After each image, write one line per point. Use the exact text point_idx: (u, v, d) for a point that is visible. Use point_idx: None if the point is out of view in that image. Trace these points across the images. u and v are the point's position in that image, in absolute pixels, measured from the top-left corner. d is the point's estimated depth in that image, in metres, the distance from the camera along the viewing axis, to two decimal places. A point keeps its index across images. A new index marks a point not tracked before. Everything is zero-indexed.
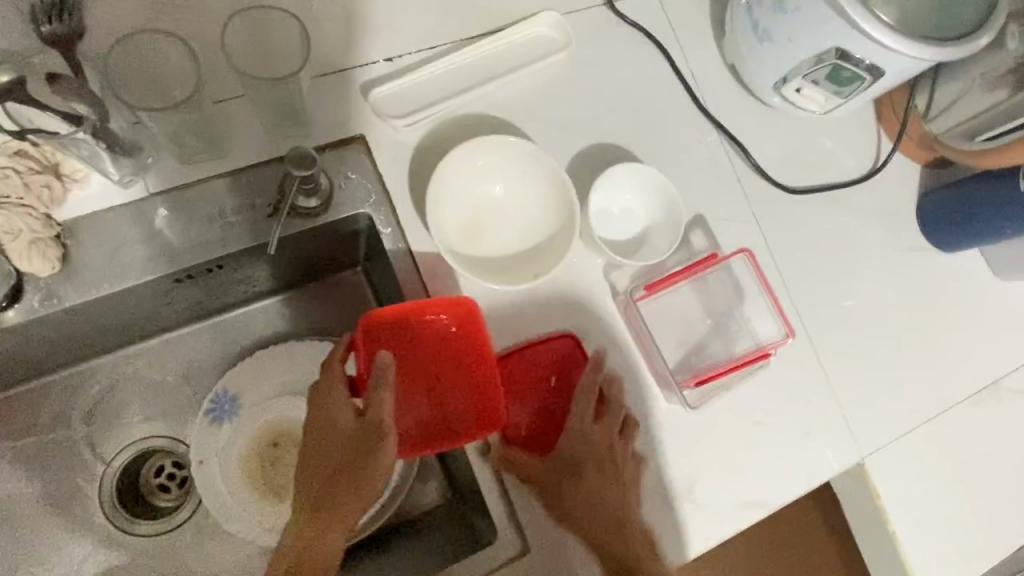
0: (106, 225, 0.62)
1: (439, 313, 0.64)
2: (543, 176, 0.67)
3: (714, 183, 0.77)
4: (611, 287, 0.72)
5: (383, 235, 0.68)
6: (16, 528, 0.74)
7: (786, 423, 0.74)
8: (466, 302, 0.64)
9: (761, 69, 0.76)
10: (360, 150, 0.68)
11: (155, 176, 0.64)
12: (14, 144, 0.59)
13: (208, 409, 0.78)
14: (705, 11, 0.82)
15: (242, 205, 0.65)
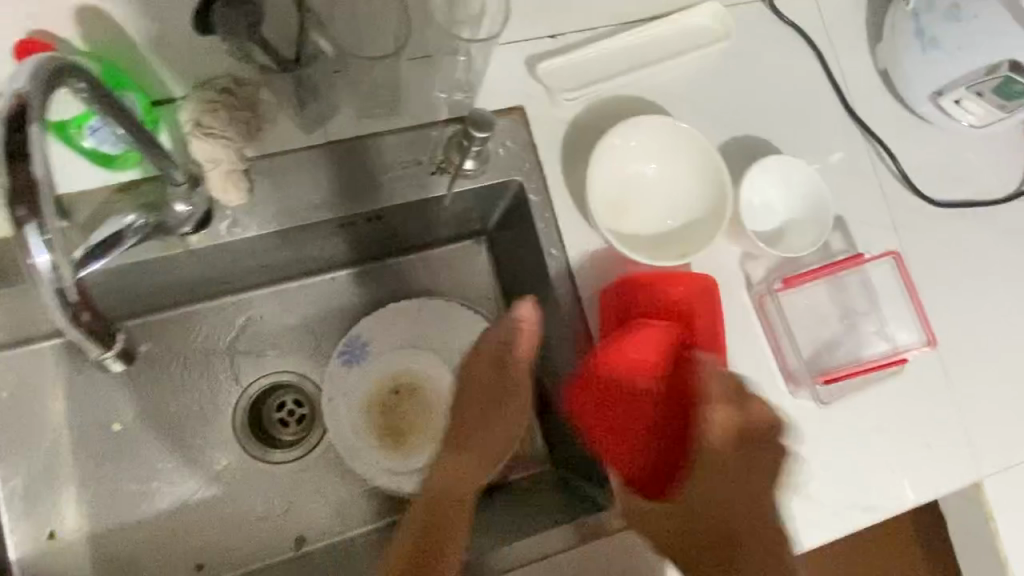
0: (288, 165, 0.66)
1: (681, 285, 0.70)
2: (697, 160, 0.69)
3: (855, 187, 0.77)
4: (746, 277, 0.73)
5: (532, 204, 0.71)
6: (159, 441, 0.79)
7: (909, 433, 0.74)
8: (706, 281, 0.70)
9: (919, 77, 0.75)
10: (519, 120, 0.71)
11: (334, 125, 0.68)
12: (223, 81, 0.63)
13: (341, 352, 0.83)
14: (863, 15, 0.81)
15: (409, 161, 0.69)
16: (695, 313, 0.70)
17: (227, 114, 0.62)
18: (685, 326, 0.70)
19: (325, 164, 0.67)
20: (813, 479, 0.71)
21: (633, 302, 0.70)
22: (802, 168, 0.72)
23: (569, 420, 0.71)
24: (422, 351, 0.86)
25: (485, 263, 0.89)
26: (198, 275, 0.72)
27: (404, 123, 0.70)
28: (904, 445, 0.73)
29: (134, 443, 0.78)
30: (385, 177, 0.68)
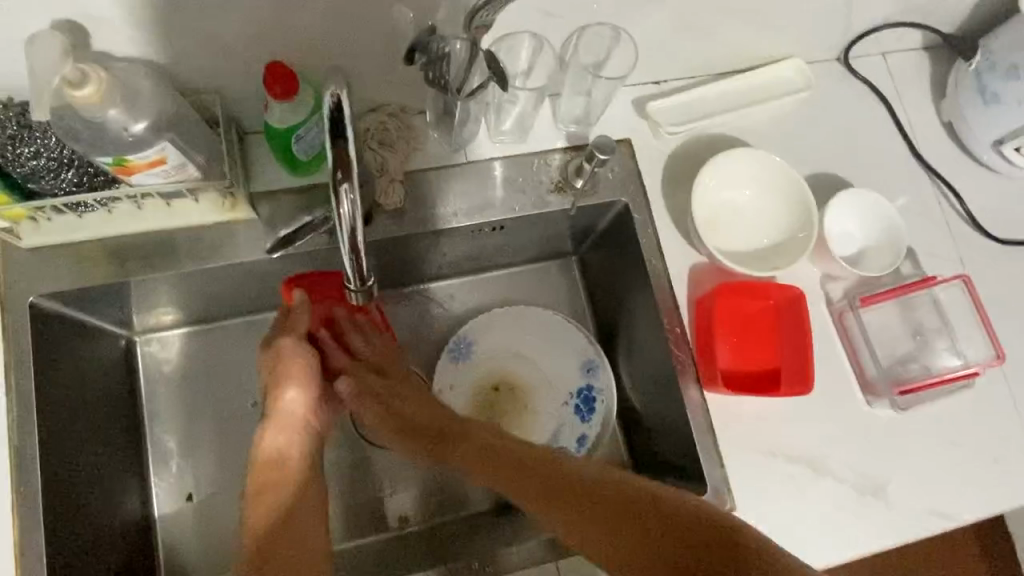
0: (432, 179, 0.78)
1: (771, 294, 0.78)
2: (786, 188, 0.79)
3: (923, 223, 0.86)
4: (826, 295, 0.81)
5: (637, 222, 0.81)
6: None
7: (981, 447, 0.79)
8: (796, 293, 0.78)
9: (983, 128, 0.85)
10: (627, 150, 0.83)
11: (473, 149, 0.81)
12: (392, 107, 0.77)
13: (450, 349, 0.93)
14: (927, 74, 0.92)
15: (533, 178, 0.81)
16: (778, 318, 0.79)
17: (394, 131, 0.75)
18: (769, 331, 0.79)
19: (464, 177, 0.79)
20: (891, 483, 0.77)
21: (726, 307, 0.78)
22: (877, 200, 0.81)
23: (527, 454, 0.72)
24: (521, 357, 0.95)
25: (576, 279, 1.01)
26: None
27: (529, 149, 0.82)
28: (976, 458, 0.79)
29: (259, 427, 0.86)
30: (513, 191, 0.80)
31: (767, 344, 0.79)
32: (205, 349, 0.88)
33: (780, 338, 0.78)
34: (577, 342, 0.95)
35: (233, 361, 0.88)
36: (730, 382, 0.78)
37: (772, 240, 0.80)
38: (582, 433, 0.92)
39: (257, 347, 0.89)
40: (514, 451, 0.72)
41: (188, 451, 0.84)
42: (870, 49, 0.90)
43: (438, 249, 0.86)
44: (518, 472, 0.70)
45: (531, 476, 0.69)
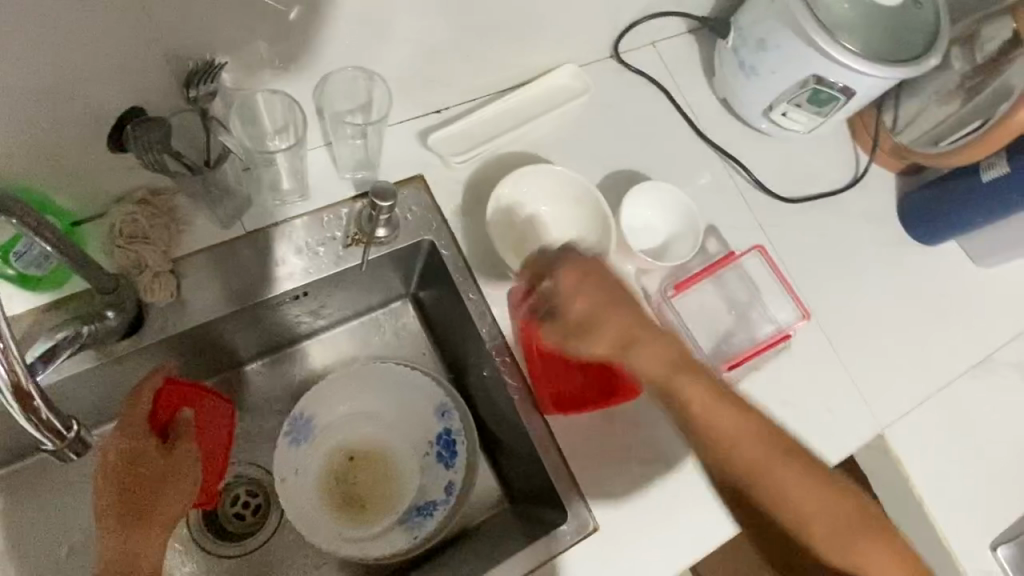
0: (205, 264, 0.71)
1: None
2: (580, 198, 0.81)
3: (720, 198, 0.90)
4: (645, 291, 0.82)
5: (444, 257, 0.79)
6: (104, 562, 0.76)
7: (812, 401, 0.83)
8: None
9: (751, 99, 0.89)
10: (420, 186, 0.79)
11: (250, 217, 0.74)
12: (139, 193, 0.69)
13: (286, 432, 0.85)
14: (697, 56, 0.96)
15: (326, 237, 0.75)
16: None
17: (147, 221, 0.68)
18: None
19: (248, 252, 0.73)
20: None
21: None
22: (672, 190, 0.83)
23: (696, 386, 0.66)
24: (372, 417, 0.89)
25: (416, 323, 0.93)
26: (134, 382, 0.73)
27: (315, 206, 0.76)
28: (811, 413, 0.82)
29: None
30: (306, 254, 0.74)
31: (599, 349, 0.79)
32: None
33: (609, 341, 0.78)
34: (424, 389, 0.89)
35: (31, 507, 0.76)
36: (580, 395, 0.77)
37: (578, 249, 0.81)
38: (449, 479, 0.86)
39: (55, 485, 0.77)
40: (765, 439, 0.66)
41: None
42: (638, 42, 0.93)
43: (243, 331, 0.79)
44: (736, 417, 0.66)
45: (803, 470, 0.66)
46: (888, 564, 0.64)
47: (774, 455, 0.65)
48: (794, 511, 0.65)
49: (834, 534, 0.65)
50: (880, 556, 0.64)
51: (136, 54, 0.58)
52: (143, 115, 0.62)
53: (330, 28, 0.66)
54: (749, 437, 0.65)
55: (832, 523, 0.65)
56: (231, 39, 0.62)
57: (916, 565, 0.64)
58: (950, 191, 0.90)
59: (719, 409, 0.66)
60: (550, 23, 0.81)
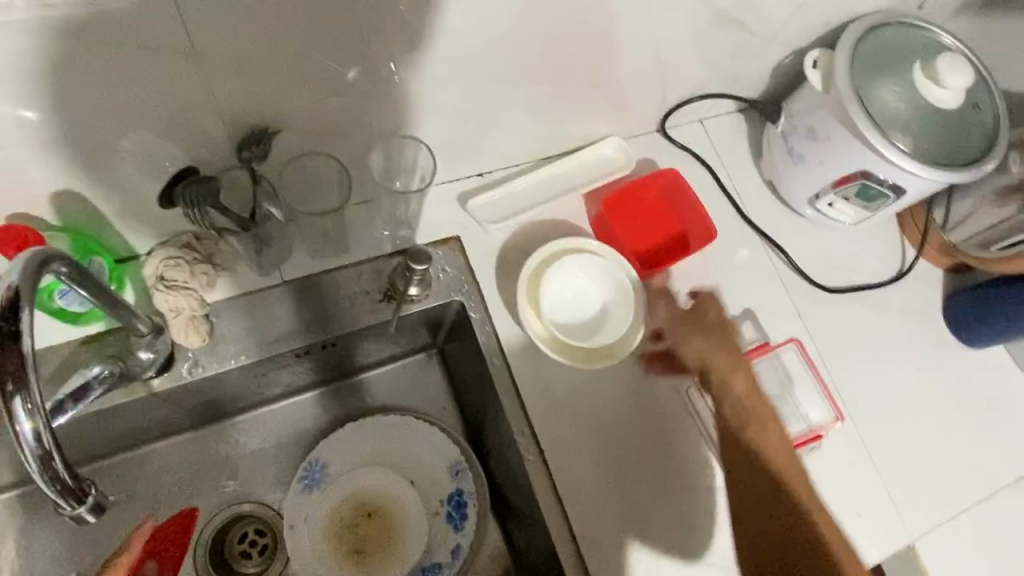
0: (239, 308, 0.73)
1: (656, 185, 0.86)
2: (605, 271, 0.81)
3: (758, 281, 0.88)
4: (671, 370, 0.82)
5: (472, 319, 0.79)
6: None
7: (837, 503, 0.80)
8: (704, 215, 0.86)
9: (797, 186, 0.88)
10: (455, 248, 0.80)
11: (290, 268, 0.76)
12: (184, 237, 0.70)
13: (301, 477, 0.85)
14: (745, 137, 0.95)
15: (360, 291, 0.76)
16: (689, 215, 0.87)
17: (188, 266, 0.69)
18: (626, 420, 0.79)
19: (283, 300, 0.74)
20: None
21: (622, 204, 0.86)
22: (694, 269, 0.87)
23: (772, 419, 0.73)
24: (388, 469, 0.88)
25: (441, 377, 0.93)
26: (158, 412, 0.76)
27: (352, 258, 0.78)
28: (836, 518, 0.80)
29: None
30: (338, 308, 0.75)
31: (635, 432, 0.79)
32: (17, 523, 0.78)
33: (647, 426, 0.79)
34: (441, 447, 0.88)
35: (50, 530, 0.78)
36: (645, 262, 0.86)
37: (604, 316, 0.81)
38: (456, 543, 0.85)
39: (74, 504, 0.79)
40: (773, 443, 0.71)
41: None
42: (686, 118, 0.93)
43: (271, 373, 0.81)
44: (759, 432, 0.71)
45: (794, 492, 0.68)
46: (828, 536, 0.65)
47: (762, 433, 0.72)
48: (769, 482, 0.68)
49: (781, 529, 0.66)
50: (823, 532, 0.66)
51: (194, 112, 0.60)
52: (195, 176, 0.64)
53: (381, 95, 0.68)
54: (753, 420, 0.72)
55: (787, 518, 0.66)
56: (286, 104, 0.64)
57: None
58: (997, 297, 0.88)
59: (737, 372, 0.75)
60: (598, 98, 0.82)
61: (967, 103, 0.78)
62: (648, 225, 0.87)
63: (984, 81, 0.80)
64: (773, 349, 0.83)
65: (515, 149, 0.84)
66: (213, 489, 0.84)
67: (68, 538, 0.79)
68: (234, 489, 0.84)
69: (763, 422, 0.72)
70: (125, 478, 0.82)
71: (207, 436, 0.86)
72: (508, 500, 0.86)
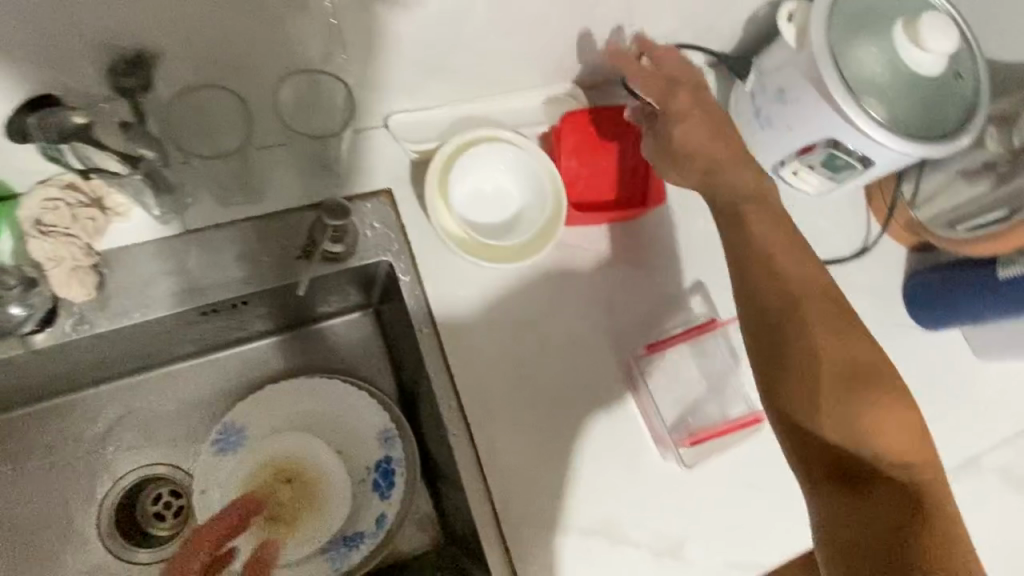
0: (135, 259, 0.66)
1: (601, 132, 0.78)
2: (528, 172, 0.74)
3: (712, 250, 0.82)
4: (615, 343, 0.77)
5: (401, 281, 0.72)
6: (3, 551, 0.73)
7: (778, 486, 0.77)
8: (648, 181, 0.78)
9: (761, 151, 0.82)
10: (385, 201, 0.73)
11: (192, 215, 0.69)
12: (66, 178, 0.63)
13: (214, 440, 0.79)
14: (712, 93, 0.88)
15: (274, 247, 0.69)
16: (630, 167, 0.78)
17: (69, 211, 0.62)
18: (550, 420, 0.73)
19: (185, 252, 0.67)
20: (690, 539, 0.73)
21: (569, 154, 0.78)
22: (646, 235, 0.81)
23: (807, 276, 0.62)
24: (311, 435, 0.82)
25: (372, 337, 0.87)
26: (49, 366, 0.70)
27: (267, 208, 0.70)
28: (775, 500, 0.76)
29: None
30: (250, 263, 0.68)
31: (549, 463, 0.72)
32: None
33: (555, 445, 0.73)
34: (369, 411, 0.83)
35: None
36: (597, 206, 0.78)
37: (529, 217, 0.74)
38: (381, 511, 0.81)
39: None
40: (812, 302, 0.61)
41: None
42: None
43: (180, 329, 0.74)
44: (826, 316, 0.60)
45: (847, 391, 0.58)
46: (906, 432, 0.57)
47: (823, 287, 0.62)
48: (831, 366, 0.59)
49: (837, 402, 0.58)
50: (897, 424, 0.58)
51: (55, 32, 0.51)
52: (54, 105, 0.54)
53: (295, 25, 0.59)
54: (835, 335, 0.59)
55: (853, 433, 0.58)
56: (177, 29, 0.55)
57: (914, 466, 0.57)
58: (958, 281, 0.84)
59: (856, 337, 0.60)
60: (551, 43, 0.74)
61: (950, 71, 0.72)
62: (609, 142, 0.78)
63: (970, 47, 0.73)
64: (722, 325, 0.77)
65: (456, 96, 0.76)
66: (118, 450, 0.78)
67: None
68: (141, 450, 0.79)
69: (804, 254, 0.63)
70: (18, 436, 0.76)
71: (111, 393, 0.79)
72: (438, 469, 0.82)
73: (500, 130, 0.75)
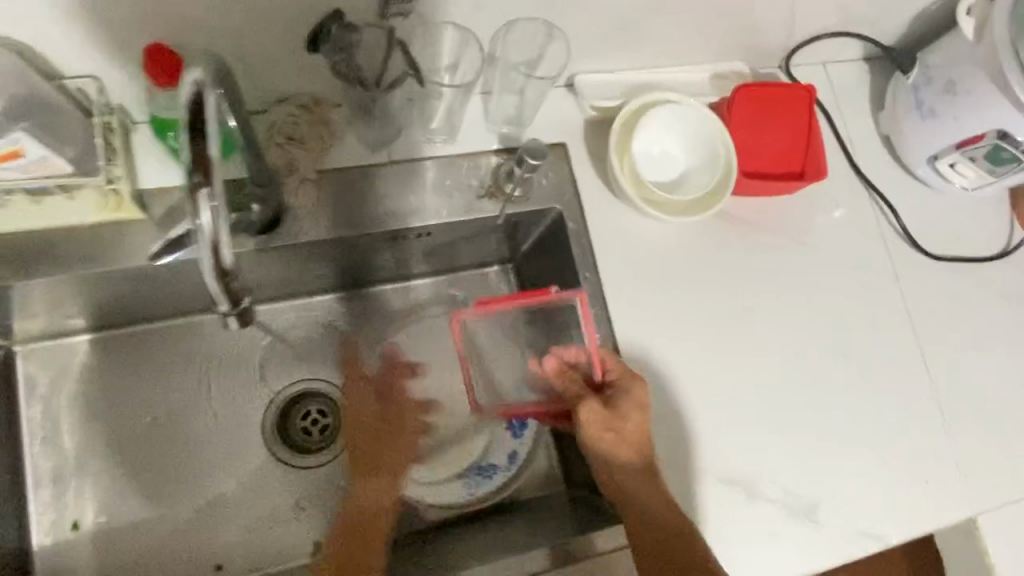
0: (346, 180, 0.72)
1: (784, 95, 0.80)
2: (701, 138, 0.78)
3: (858, 234, 0.85)
4: (760, 311, 0.81)
5: (570, 229, 0.78)
6: (181, 441, 0.80)
7: (907, 467, 0.79)
8: (813, 157, 0.81)
9: (917, 142, 0.84)
10: (561, 155, 0.79)
11: (396, 147, 0.75)
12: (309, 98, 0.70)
13: (373, 364, 0.87)
14: (867, 86, 0.91)
15: (464, 184, 0.76)
16: (798, 136, 0.81)
17: (302, 124, 0.69)
18: (697, 372, 0.77)
19: (387, 180, 0.73)
20: (822, 503, 0.76)
21: (748, 111, 0.80)
22: (796, 214, 0.84)
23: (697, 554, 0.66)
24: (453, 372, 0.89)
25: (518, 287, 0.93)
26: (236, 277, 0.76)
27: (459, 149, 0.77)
28: (902, 478, 0.78)
29: (156, 448, 0.80)
30: (442, 196, 0.75)
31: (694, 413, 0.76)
32: (92, 363, 0.80)
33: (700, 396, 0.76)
34: None
35: (122, 375, 0.81)
36: (760, 168, 0.81)
37: (698, 181, 0.78)
38: (513, 449, 0.87)
39: (143, 365, 0.82)
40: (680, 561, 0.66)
41: (77, 474, 0.77)
42: (811, 58, 0.89)
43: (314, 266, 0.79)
44: None
45: None
46: None
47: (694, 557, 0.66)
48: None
49: None
50: None
51: None
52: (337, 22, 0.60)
53: None
54: (652, 538, 0.67)
55: None
56: None
57: None
58: None
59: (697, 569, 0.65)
60: (732, 22, 0.78)
61: None
62: (787, 110, 0.81)
63: None
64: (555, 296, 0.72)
65: (633, 63, 0.81)
66: (268, 366, 0.85)
67: (143, 391, 0.81)
68: (296, 367, 0.86)
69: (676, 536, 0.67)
70: (190, 340, 0.83)
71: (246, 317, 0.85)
72: None
73: (665, 90, 0.80)
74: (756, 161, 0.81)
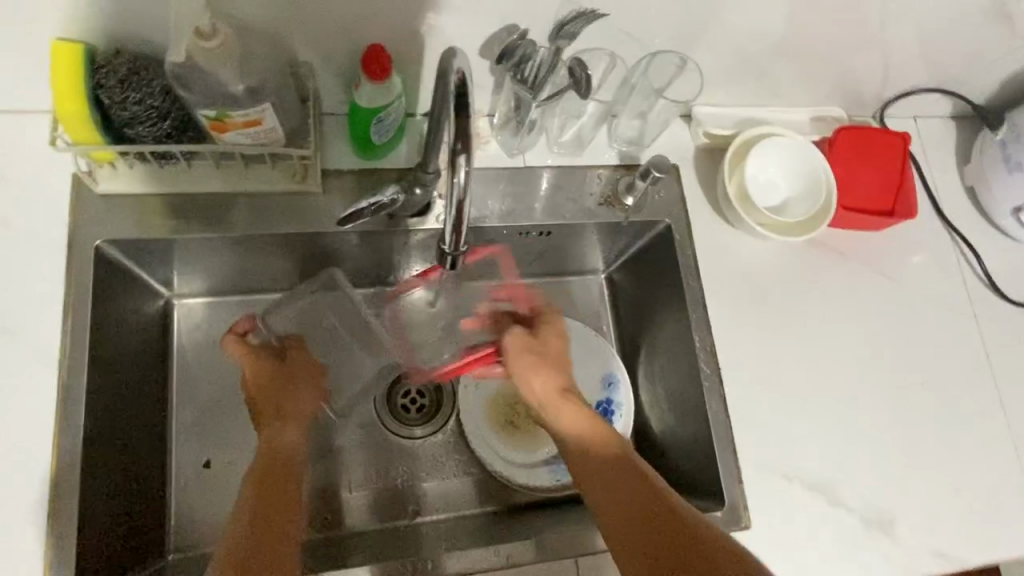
0: (486, 179, 0.83)
1: (881, 139, 0.88)
2: (805, 170, 0.86)
3: (940, 274, 0.92)
4: (846, 335, 0.87)
5: (678, 242, 0.86)
6: None
7: (982, 495, 0.83)
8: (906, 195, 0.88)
9: (1002, 194, 0.91)
10: (674, 176, 0.87)
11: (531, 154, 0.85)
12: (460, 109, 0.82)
13: None
14: (954, 141, 0.99)
15: (587, 192, 0.85)
16: (891, 175, 0.88)
17: None
18: (785, 383, 0.83)
19: (521, 181, 0.83)
20: (898, 519, 0.80)
21: (846, 151, 0.88)
22: (882, 251, 0.91)
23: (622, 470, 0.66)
24: None
25: None
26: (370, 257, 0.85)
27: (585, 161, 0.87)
28: (975, 505, 0.82)
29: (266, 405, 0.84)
30: (567, 201, 0.84)
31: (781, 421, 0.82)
32: (217, 320, 0.87)
33: (788, 405, 0.82)
34: None
35: None
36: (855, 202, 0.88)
37: (798, 209, 0.87)
38: None
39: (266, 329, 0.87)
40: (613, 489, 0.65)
41: (194, 424, 0.83)
42: (903, 112, 0.97)
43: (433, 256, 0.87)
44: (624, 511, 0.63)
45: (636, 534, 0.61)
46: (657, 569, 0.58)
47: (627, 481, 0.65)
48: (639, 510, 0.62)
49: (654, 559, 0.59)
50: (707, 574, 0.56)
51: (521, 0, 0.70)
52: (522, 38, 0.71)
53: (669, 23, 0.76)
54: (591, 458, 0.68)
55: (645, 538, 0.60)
56: None
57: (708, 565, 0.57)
58: None
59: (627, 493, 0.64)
60: (839, 74, 0.88)
61: None
62: (884, 152, 0.88)
63: None
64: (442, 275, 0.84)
65: (744, 101, 0.91)
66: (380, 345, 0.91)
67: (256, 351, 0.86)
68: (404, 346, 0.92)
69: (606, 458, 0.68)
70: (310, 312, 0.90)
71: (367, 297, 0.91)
72: None
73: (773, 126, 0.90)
74: (852, 196, 0.88)
